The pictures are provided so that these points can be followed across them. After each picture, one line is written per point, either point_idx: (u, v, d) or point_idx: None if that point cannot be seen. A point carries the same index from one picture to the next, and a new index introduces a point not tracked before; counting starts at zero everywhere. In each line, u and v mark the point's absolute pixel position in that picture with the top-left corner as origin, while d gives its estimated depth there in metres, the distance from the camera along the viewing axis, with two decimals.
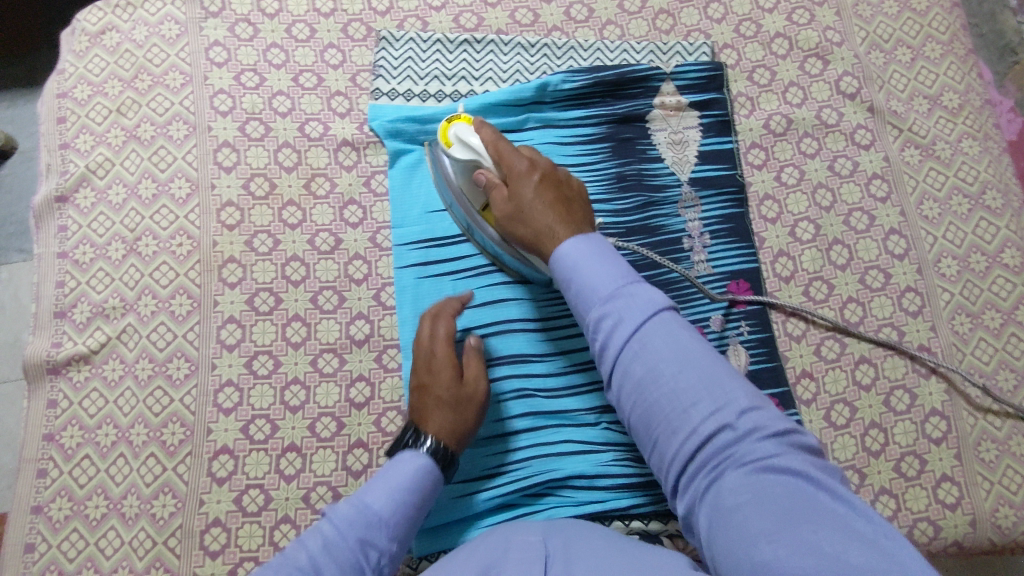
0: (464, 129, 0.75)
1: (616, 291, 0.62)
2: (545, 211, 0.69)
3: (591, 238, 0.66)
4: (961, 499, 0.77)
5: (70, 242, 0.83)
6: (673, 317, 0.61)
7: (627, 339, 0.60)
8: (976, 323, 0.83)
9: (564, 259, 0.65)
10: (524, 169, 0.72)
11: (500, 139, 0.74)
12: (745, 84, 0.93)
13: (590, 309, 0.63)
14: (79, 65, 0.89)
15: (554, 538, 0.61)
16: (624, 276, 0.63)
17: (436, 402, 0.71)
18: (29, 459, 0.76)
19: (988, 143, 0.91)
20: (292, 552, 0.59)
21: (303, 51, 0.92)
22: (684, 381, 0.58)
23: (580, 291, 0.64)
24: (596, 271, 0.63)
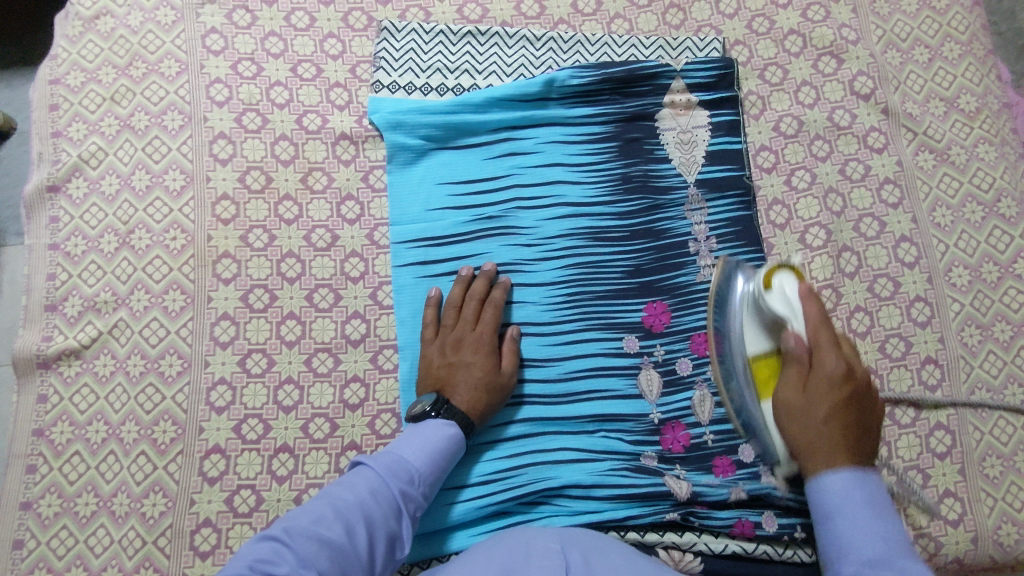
0: (788, 282, 0.70)
1: (883, 560, 0.58)
2: (827, 428, 0.66)
3: (866, 477, 0.64)
4: (964, 516, 0.76)
5: (61, 233, 0.82)
6: None
7: (854, 564, 0.59)
8: (985, 335, 0.81)
9: (824, 488, 0.65)
10: (837, 376, 0.67)
11: (825, 322, 0.68)
12: (756, 83, 0.91)
13: (843, 561, 0.60)
14: (73, 51, 0.87)
15: (572, 548, 0.61)
16: (884, 528, 0.61)
17: (468, 382, 0.74)
18: (18, 454, 0.75)
19: (1004, 148, 0.88)
20: (341, 492, 0.63)
21: (302, 41, 0.89)
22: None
23: (836, 540, 0.62)
24: (860, 528, 0.61)
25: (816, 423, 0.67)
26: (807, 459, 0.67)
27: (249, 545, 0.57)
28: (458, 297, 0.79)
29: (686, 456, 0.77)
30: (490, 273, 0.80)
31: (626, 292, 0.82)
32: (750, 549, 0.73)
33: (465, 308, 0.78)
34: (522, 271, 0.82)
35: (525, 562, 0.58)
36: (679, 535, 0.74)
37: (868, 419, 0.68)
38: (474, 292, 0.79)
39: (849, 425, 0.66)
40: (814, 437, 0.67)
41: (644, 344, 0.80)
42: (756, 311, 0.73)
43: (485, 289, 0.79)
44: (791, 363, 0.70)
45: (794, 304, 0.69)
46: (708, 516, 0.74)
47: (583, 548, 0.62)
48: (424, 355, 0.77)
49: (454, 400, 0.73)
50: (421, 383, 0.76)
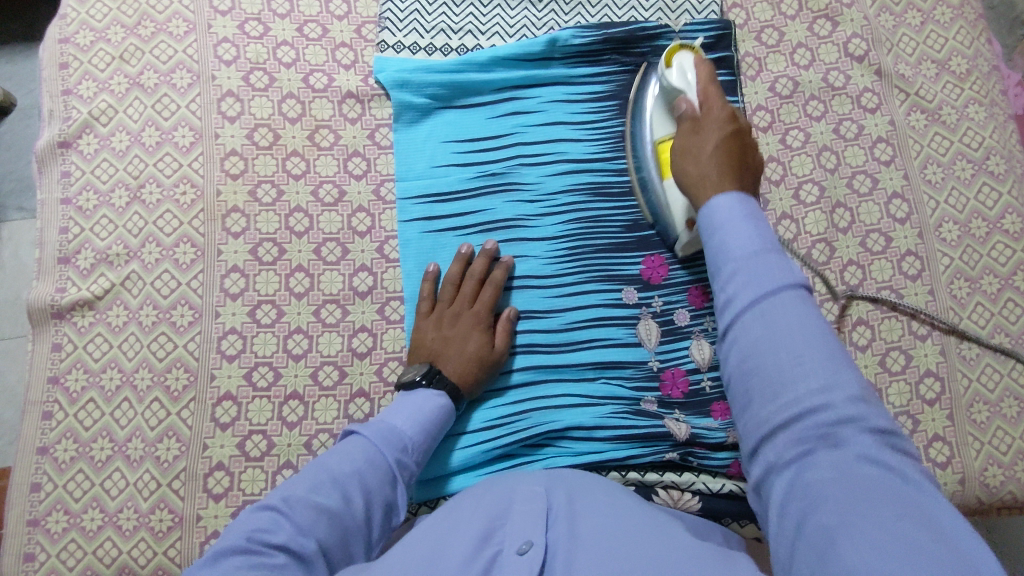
0: (687, 59, 0.78)
1: (756, 254, 0.53)
2: (714, 160, 0.65)
3: (746, 200, 0.58)
4: (952, 459, 0.79)
5: (73, 188, 0.83)
6: (800, 292, 0.51)
7: (748, 301, 0.51)
8: (974, 288, 0.84)
9: (716, 209, 0.58)
10: (723, 117, 0.68)
11: (710, 87, 0.72)
12: (753, 44, 0.93)
13: (725, 260, 0.54)
14: (82, 10, 0.88)
15: (557, 490, 0.63)
16: (765, 234, 0.55)
17: (460, 355, 0.76)
18: (34, 401, 0.77)
19: (994, 109, 0.90)
20: (336, 460, 0.63)
21: (307, 1, 0.91)
22: (794, 342, 0.49)
23: (722, 246, 0.55)
24: (743, 234, 0.55)
25: (705, 153, 0.67)
26: (697, 190, 0.65)
27: (245, 514, 0.58)
28: (457, 273, 0.80)
29: (686, 401, 0.79)
30: (491, 252, 0.80)
31: (624, 245, 0.84)
32: (747, 488, 0.76)
33: (464, 286, 0.79)
34: (525, 226, 0.84)
35: (509, 508, 0.60)
36: (678, 475, 0.77)
37: (755, 160, 0.67)
38: (473, 270, 0.80)
39: (733, 160, 0.65)
40: (703, 171, 0.65)
41: (643, 295, 0.82)
42: (663, 100, 0.81)
43: (485, 268, 0.80)
44: (683, 125, 0.72)
45: (688, 78, 0.77)
46: (706, 456, 0.77)
47: (569, 487, 0.64)
48: (419, 328, 0.78)
49: (445, 370, 0.75)
50: (412, 354, 0.78)
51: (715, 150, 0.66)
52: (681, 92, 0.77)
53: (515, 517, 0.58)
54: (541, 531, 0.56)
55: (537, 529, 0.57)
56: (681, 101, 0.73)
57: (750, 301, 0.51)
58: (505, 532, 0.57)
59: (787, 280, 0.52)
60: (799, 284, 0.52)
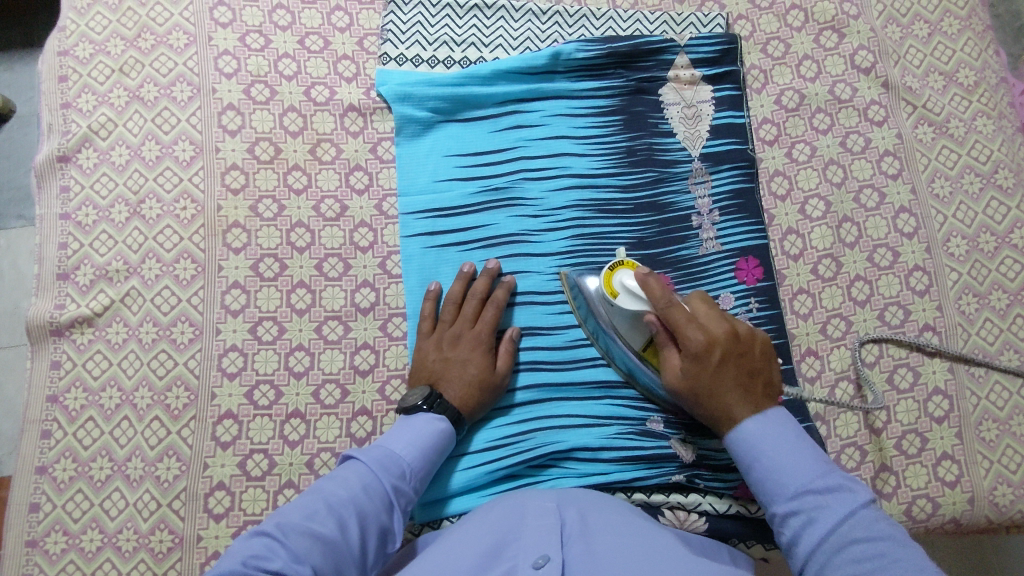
0: (628, 278, 0.73)
1: (806, 482, 0.60)
2: (728, 394, 0.67)
3: (775, 416, 0.66)
4: (961, 478, 0.78)
5: (72, 203, 0.82)
6: (870, 509, 0.58)
7: (820, 532, 0.57)
8: (982, 304, 0.83)
9: (750, 443, 0.65)
10: (701, 347, 0.68)
11: (673, 302, 0.70)
12: (758, 57, 0.92)
13: (775, 502, 0.62)
14: (81, 23, 0.87)
15: (568, 507, 0.63)
16: (813, 456, 0.63)
17: (462, 378, 0.75)
18: (33, 420, 0.76)
19: (1002, 122, 0.89)
20: (333, 488, 0.63)
21: (309, 14, 0.90)
22: (884, 561, 0.53)
23: (767, 477, 0.63)
24: (788, 462, 0.62)
25: (716, 391, 0.68)
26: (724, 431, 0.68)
27: (241, 541, 0.58)
28: (458, 293, 0.79)
29: (692, 420, 0.78)
30: (492, 271, 0.80)
31: None
32: (753, 510, 0.75)
33: (466, 306, 0.78)
34: (529, 242, 0.83)
35: (520, 525, 0.59)
36: (684, 496, 0.76)
37: (754, 359, 0.70)
38: (475, 290, 0.79)
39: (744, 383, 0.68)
40: (723, 405, 0.68)
41: None
42: (612, 309, 0.75)
43: (487, 288, 0.79)
44: (667, 349, 0.72)
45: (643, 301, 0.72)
46: (712, 477, 0.76)
47: (580, 505, 0.64)
48: (420, 348, 0.77)
49: (446, 394, 0.74)
50: (414, 375, 0.77)
51: (722, 372, 0.68)
52: (641, 312, 0.72)
53: (528, 533, 0.58)
54: (557, 545, 0.55)
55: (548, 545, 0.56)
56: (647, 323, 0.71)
57: (818, 539, 0.57)
58: (518, 548, 0.56)
59: (850, 500, 0.58)
60: (859, 502, 0.58)
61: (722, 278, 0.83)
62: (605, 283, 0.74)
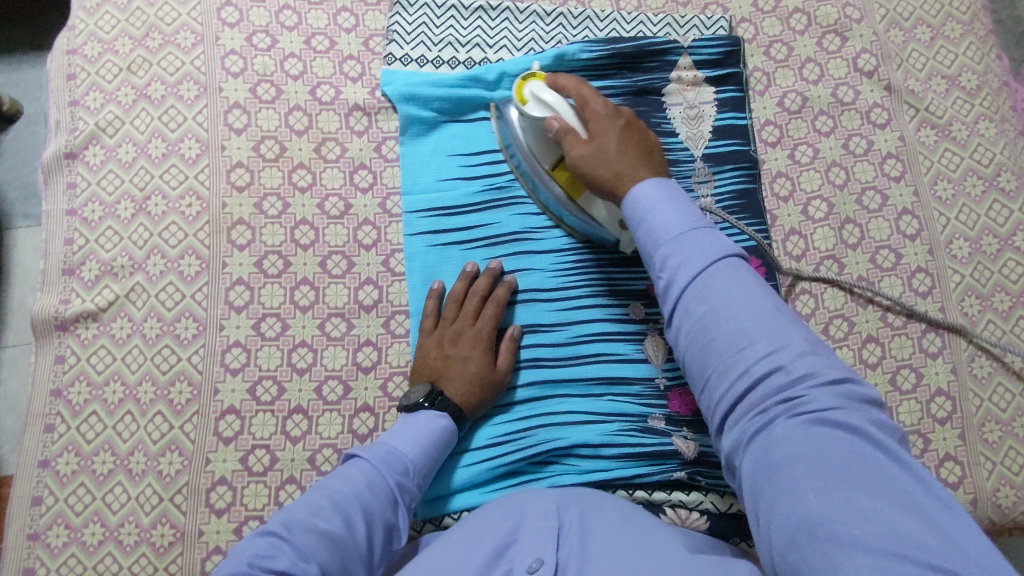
0: (538, 85, 0.75)
1: (684, 234, 0.58)
2: (627, 151, 0.69)
3: (664, 182, 0.63)
4: (963, 479, 0.77)
5: (78, 200, 0.83)
6: (738, 262, 0.57)
7: (690, 278, 0.56)
8: (985, 306, 0.83)
9: (638, 201, 0.63)
10: (607, 114, 0.72)
11: (586, 96, 0.74)
12: (761, 59, 0.92)
13: (659, 246, 0.59)
14: (90, 22, 0.88)
15: (568, 508, 0.62)
16: (699, 220, 0.59)
17: (463, 375, 0.74)
18: (37, 413, 0.77)
19: (1005, 125, 0.89)
20: (337, 484, 0.63)
21: (315, 14, 0.91)
22: (740, 308, 0.54)
23: (651, 236, 0.60)
24: (670, 214, 0.60)
25: (612, 148, 0.69)
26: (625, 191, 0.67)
27: (247, 540, 0.58)
28: (461, 292, 0.79)
29: (693, 420, 0.78)
30: (494, 271, 0.80)
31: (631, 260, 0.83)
32: None
33: (467, 304, 0.79)
34: (531, 241, 0.83)
35: (518, 527, 0.59)
36: (686, 494, 0.76)
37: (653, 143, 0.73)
38: (477, 288, 0.79)
39: (638, 147, 0.70)
40: (621, 168, 0.68)
41: (650, 311, 0.82)
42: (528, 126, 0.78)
43: (489, 286, 0.80)
44: (569, 137, 0.72)
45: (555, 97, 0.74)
46: (713, 475, 0.76)
47: (581, 505, 0.63)
48: (421, 345, 0.77)
49: (447, 392, 0.74)
50: (414, 373, 0.76)
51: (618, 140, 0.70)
52: (553, 112, 0.74)
53: (526, 536, 0.57)
54: (552, 549, 0.55)
55: (547, 548, 0.56)
56: (552, 121, 0.73)
57: (690, 280, 0.56)
58: (514, 552, 0.56)
59: (723, 253, 0.57)
60: (733, 258, 0.57)
61: None
62: (517, 94, 0.76)
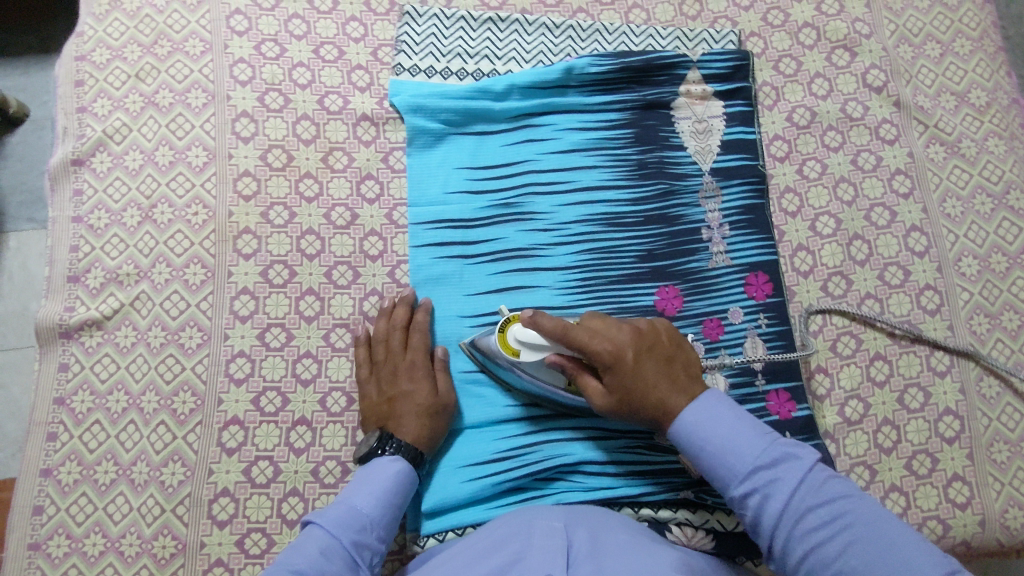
0: (519, 330, 0.72)
1: (759, 459, 0.59)
2: (657, 382, 0.66)
3: (711, 396, 0.65)
4: (972, 499, 0.77)
5: (85, 207, 0.83)
6: (817, 467, 0.59)
7: (779, 505, 0.57)
8: (993, 324, 0.83)
9: (694, 430, 0.63)
10: (620, 346, 0.67)
11: (572, 333, 0.68)
12: (770, 74, 0.92)
13: (732, 485, 0.60)
14: (99, 28, 0.88)
15: (576, 528, 0.61)
16: (757, 431, 0.62)
17: (411, 410, 0.73)
18: (39, 422, 0.76)
19: (1014, 143, 0.89)
20: (290, 559, 0.58)
21: (324, 23, 0.91)
22: (841, 522, 0.55)
23: (720, 466, 0.61)
24: (737, 444, 0.60)
25: (642, 378, 0.67)
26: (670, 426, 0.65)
27: None
28: (383, 330, 0.78)
29: None
30: (409, 299, 0.79)
31: (637, 276, 0.83)
32: None
33: (392, 339, 0.77)
34: (537, 255, 0.83)
35: (528, 543, 0.58)
36: (692, 512, 0.75)
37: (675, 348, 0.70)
38: (396, 322, 0.78)
39: (665, 368, 0.67)
40: (655, 397, 0.66)
41: None
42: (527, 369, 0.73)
43: (408, 316, 0.79)
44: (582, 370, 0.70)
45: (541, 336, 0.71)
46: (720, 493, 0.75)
47: (589, 526, 0.62)
48: (363, 395, 0.76)
49: (401, 432, 0.72)
50: (364, 424, 0.75)
51: (638, 358, 0.67)
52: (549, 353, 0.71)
53: (534, 553, 0.56)
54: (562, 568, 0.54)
55: (556, 567, 0.55)
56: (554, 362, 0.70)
57: (780, 509, 0.57)
58: (524, 567, 0.55)
59: (793, 463, 0.59)
60: (804, 463, 0.59)
61: (732, 293, 0.83)
62: (504, 343, 0.73)
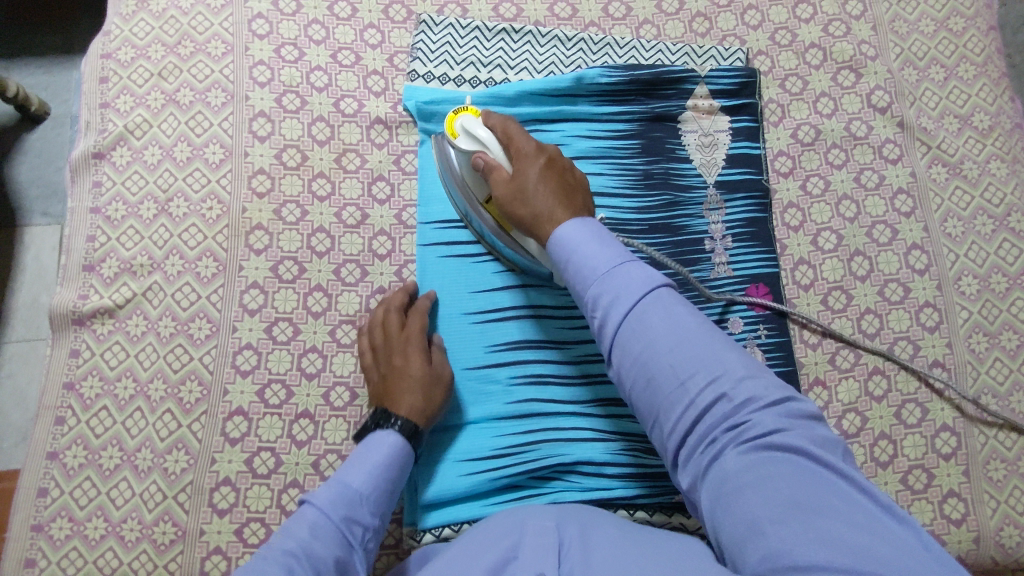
0: (470, 120, 0.75)
1: (618, 272, 0.61)
2: (547, 195, 0.69)
3: (592, 224, 0.66)
4: (967, 516, 0.77)
5: (103, 198, 0.85)
6: (671, 290, 0.61)
7: (623, 313, 0.59)
8: (992, 343, 0.83)
9: (568, 241, 0.65)
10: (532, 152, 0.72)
11: (509, 132, 0.73)
12: (777, 91, 0.94)
13: (587, 287, 0.62)
14: (125, 28, 0.91)
15: (569, 525, 0.62)
16: (623, 251, 0.63)
17: (407, 383, 0.74)
18: (48, 405, 0.78)
19: (1016, 166, 0.90)
20: (281, 539, 0.60)
21: (343, 30, 0.93)
22: (680, 334, 0.58)
23: (582, 275, 0.63)
24: (596, 252, 0.62)
25: (539, 188, 0.69)
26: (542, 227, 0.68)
27: None
28: (380, 315, 0.79)
29: None
30: (407, 286, 0.82)
31: None
32: None
33: (389, 321, 0.78)
34: None
35: (520, 542, 0.59)
36: (687, 516, 0.76)
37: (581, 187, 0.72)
38: (393, 304, 0.79)
39: (562, 189, 0.70)
40: (540, 206, 0.68)
41: None
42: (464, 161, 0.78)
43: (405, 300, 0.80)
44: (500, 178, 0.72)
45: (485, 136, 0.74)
46: None
47: (581, 523, 0.63)
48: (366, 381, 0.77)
49: (399, 406, 0.72)
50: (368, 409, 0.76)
51: (545, 175, 0.70)
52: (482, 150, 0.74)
53: (527, 551, 0.57)
54: (554, 566, 0.55)
55: (548, 565, 0.56)
56: (481, 157, 0.74)
57: (625, 316, 0.59)
58: (517, 566, 0.56)
59: (653, 284, 0.60)
60: (660, 283, 0.61)
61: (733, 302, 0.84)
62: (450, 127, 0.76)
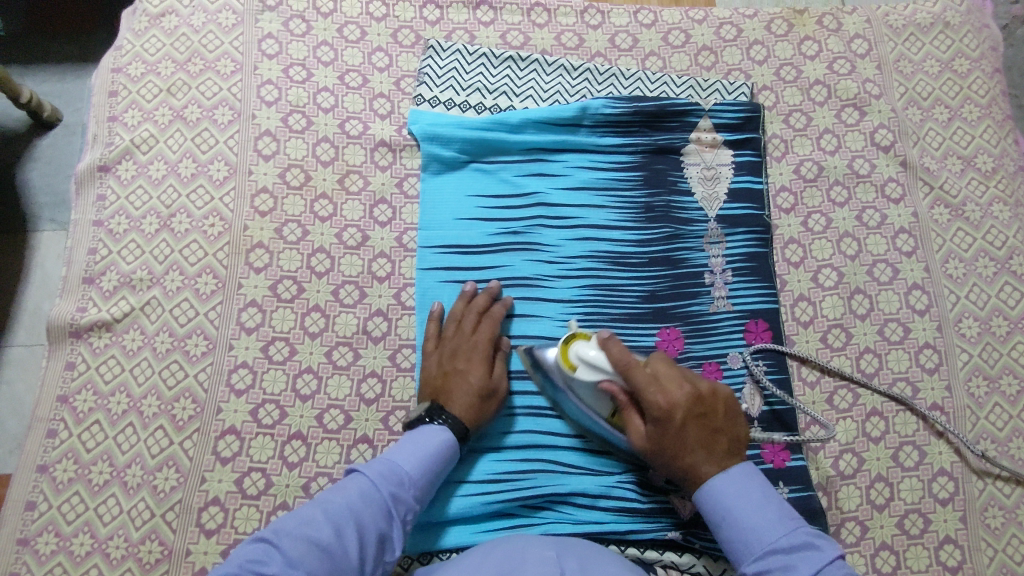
0: (583, 348, 0.71)
1: (779, 544, 0.61)
2: (699, 458, 0.67)
3: (744, 476, 0.65)
4: (962, 563, 0.76)
5: (106, 211, 0.86)
6: (840, 562, 0.60)
7: None
8: (992, 387, 0.83)
9: (717, 500, 0.65)
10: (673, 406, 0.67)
11: (632, 366, 0.68)
12: (780, 127, 0.95)
13: (745, 563, 0.62)
14: (136, 43, 0.92)
15: (568, 556, 0.61)
16: (781, 513, 0.63)
17: (463, 388, 0.75)
18: (41, 418, 0.78)
19: (1019, 210, 0.90)
20: (332, 495, 0.64)
21: (351, 52, 0.94)
22: None
23: (737, 540, 0.63)
24: (754, 519, 0.62)
25: (688, 446, 0.67)
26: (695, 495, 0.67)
27: (240, 547, 0.59)
28: (459, 311, 0.81)
29: None
30: (492, 290, 0.82)
31: (639, 316, 0.84)
32: None
33: (464, 321, 0.80)
34: (542, 286, 0.84)
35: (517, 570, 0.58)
36: (679, 555, 0.75)
37: (725, 422, 0.69)
38: (474, 306, 0.80)
39: (712, 435, 0.67)
40: (691, 465, 0.67)
41: None
42: (575, 384, 0.73)
43: (486, 303, 0.81)
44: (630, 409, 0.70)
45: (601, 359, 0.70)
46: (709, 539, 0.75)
47: (580, 556, 0.62)
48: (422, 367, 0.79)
49: (450, 408, 0.74)
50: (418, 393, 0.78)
51: (687, 422, 0.67)
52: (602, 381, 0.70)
53: None
54: None
55: None
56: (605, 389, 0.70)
57: None
58: None
59: (819, 553, 0.60)
60: (826, 551, 0.60)
61: (731, 338, 0.84)
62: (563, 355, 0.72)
